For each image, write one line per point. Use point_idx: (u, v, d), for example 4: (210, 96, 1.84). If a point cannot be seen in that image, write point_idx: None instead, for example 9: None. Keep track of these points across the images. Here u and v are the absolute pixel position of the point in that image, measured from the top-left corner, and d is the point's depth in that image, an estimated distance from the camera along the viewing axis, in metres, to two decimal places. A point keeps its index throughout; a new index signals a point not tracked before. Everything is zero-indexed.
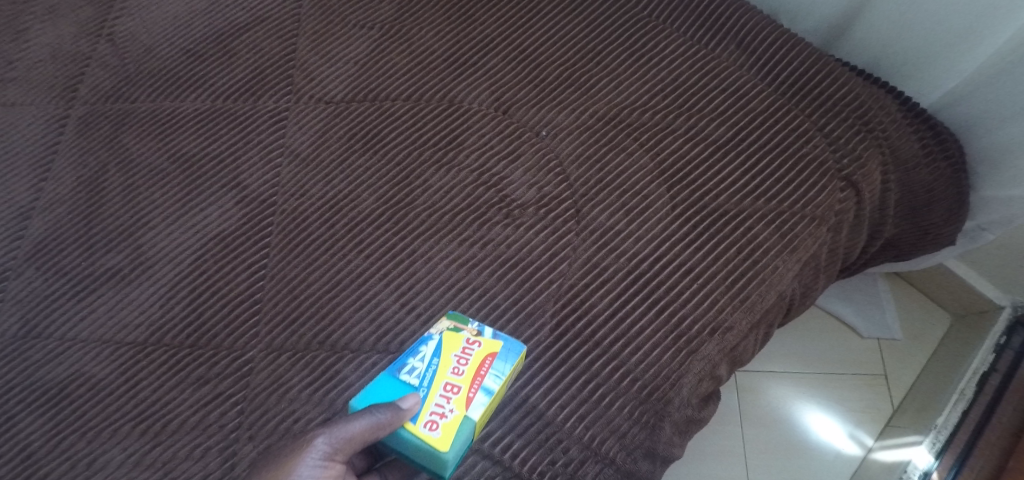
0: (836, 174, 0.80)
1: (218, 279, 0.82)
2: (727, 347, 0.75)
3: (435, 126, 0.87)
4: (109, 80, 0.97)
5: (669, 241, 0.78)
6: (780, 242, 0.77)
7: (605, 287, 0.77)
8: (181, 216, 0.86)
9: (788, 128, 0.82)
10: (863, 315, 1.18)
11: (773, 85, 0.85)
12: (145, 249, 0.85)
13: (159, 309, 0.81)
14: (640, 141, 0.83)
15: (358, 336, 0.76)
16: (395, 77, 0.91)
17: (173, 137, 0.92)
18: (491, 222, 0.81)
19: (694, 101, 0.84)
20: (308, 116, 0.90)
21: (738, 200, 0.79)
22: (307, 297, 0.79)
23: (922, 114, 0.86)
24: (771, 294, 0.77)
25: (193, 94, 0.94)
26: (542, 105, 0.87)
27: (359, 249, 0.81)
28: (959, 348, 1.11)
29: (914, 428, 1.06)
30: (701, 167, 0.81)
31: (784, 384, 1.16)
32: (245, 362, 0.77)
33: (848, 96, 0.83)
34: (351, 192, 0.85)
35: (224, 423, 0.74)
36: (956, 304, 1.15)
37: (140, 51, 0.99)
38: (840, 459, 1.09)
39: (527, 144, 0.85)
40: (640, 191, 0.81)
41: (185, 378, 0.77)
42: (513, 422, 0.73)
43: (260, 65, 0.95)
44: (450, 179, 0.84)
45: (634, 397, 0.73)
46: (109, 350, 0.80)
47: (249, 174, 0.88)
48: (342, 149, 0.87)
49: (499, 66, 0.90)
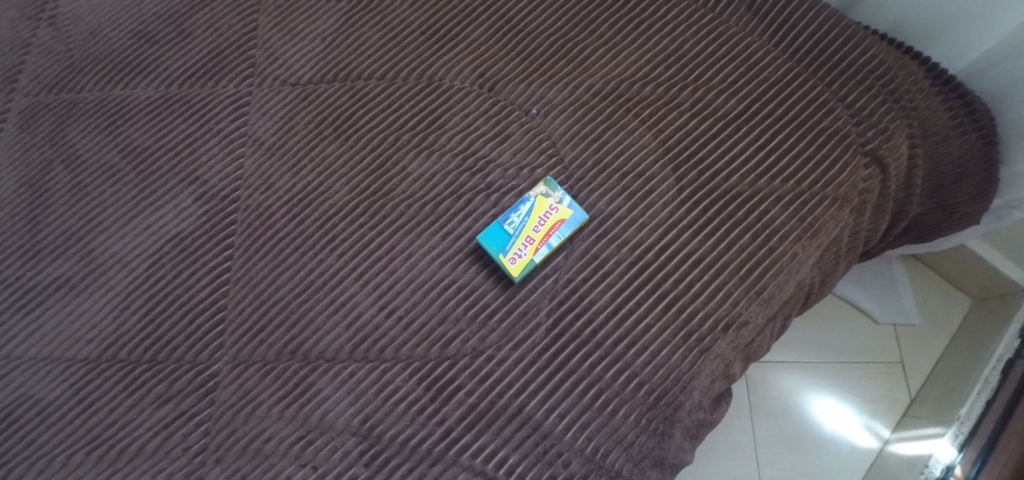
0: (859, 149, 0.72)
1: (177, 285, 0.74)
2: (741, 344, 0.68)
3: (413, 107, 0.79)
4: (53, 69, 0.88)
5: (676, 228, 0.70)
6: (799, 226, 0.70)
7: (605, 280, 0.69)
8: (135, 216, 0.78)
9: (803, 99, 0.74)
10: (878, 300, 1.09)
11: (789, 51, 0.77)
12: (96, 255, 0.77)
13: (112, 321, 0.73)
14: (641, 118, 0.75)
15: (333, 343, 0.69)
16: (369, 54, 0.82)
17: (124, 129, 0.83)
18: (477, 211, 0.73)
19: (700, 72, 0.76)
20: (272, 101, 0.82)
21: (752, 180, 0.72)
22: (276, 302, 0.72)
23: (951, 81, 0.78)
24: (789, 284, 0.69)
25: (145, 81, 0.86)
26: (531, 80, 0.78)
27: (332, 247, 0.73)
28: (981, 333, 1.03)
29: (936, 419, 0.97)
30: (709, 144, 0.73)
31: (795, 374, 1.08)
32: (210, 376, 0.70)
33: (872, 63, 0.75)
34: (322, 183, 0.76)
35: (188, 446, 0.67)
36: (976, 286, 1.07)
37: (86, 35, 0.90)
38: (856, 453, 1.02)
39: (515, 124, 0.76)
40: (643, 173, 0.73)
41: (143, 396, 0.69)
42: (508, 434, 0.65)
43: (219, 45, 0.86)
44: (431, 166, 0.76)
45: (640, 402, 0.66)
46: (60, 369, 0.72)
47: (208, 167, 0.79)
48: (311, 136, 0.79)
49: (482, 38, 0.82)
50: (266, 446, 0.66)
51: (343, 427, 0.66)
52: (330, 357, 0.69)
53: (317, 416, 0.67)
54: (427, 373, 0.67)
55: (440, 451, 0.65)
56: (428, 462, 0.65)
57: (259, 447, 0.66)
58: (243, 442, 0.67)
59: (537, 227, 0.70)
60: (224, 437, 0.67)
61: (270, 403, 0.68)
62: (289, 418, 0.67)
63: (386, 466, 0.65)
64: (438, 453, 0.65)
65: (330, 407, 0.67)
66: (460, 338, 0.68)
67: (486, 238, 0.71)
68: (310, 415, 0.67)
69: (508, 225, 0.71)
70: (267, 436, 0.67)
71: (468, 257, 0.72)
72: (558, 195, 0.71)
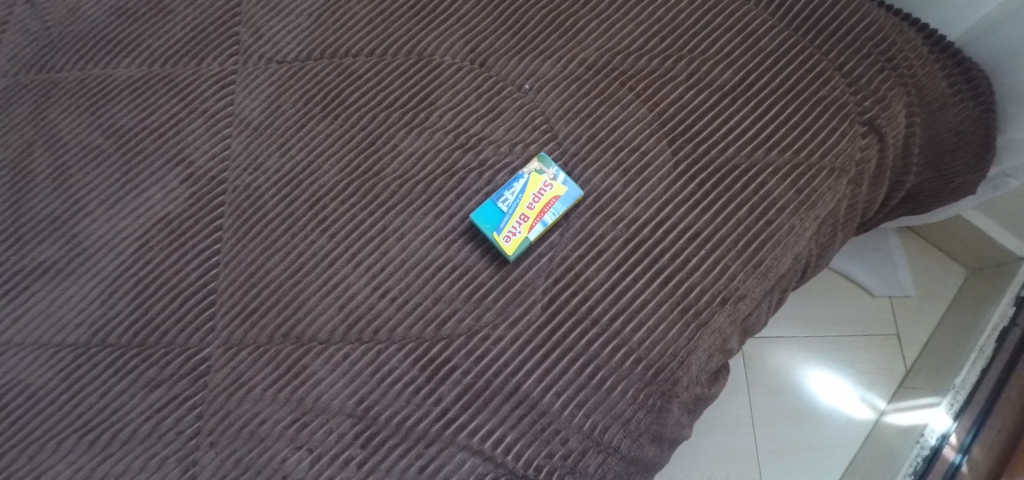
0: (857, 118, 0.72)
1: (165, 269, 0.72)
2: (739, 318, 0.68)
3: (404, 84, 0.77)
4: (30, 48, 0.86)
5: (672, 203, 0.70)
6: (796, 198, 0.70)
7: (601, 258, 0.69)
8: (120, 199, 0.76)
9: (801, 70, 0.73)
10: (873, 273, 1.09)
11: (786, 20, 0.75)
12: (81, 239, 0.75)
13: (100, 305, 0.72)
14: (636, 92, 0.74)
15: (327, 325, 0.69)
16: (357, 29, 0.80)
17: (106, 109, 0.81)
18: (471, 189, 0.72)
19: (695, 44, 0.75)
20: (258, 79, 0.80)
21: (749, 152, 0.71)
22: (267, 285, 0.71)
23: (949, 48, 0.77)
24: (787, 257, 0.69)
25: (126, 60, 0.83)
26: (523, 55, 0.77)
27: (323, 228, 0.72)
28: (975, 303, 1.03)
29: (931, 389, 0.98)
30: (705, 116, 0.72)
31: (792, 349, 1.08)
32: (202, 360, 0.69)
33: (871, 30, 0.74)
34: (312, 163, 0.75)
35: (181, 430, 0.66)
36: (971, 257, 1.07)
37: (63, 13, 0.87)
38: (852, 424, 1.03)
39: (508, 100, 0.75)
40: (638, 147, 0.72)
41: (134, 381, 0.68)
42: (504, 413, 0.65)
43: (201, 22, 0.84)
44: (423, 143, 0.74)
45: (638, 378, 0.66)
46: (48, 355, 0.71)
47: (194, 148, 0.78)
48: (299, 114, 0.77)
49: (473, 11, 0.80)
50: (261, 429, 0.66)
51: (338, 409, 0.66)
52: (324, 339, 0.68)
53: (311, 398, 0.66)
54: (422, 354, 0.67)
55: (436, 431, 0.64)
56: (425, 442, 0.64)
57: (253, 430, 0.66)
58: (236, 425, 0.66)
59: (531, 204, 0.69)
60: (218, 420, 0.66)
61: (263, 386, 0.67)
62: (283, 400, 0.66)
63: (382, 446, 0.64)
64: (434, 433, 0.64)
65: (325, 388, 0.66)
66: (455, 318, 0.68)
67: (480, 215, 0.70)
68: (304, 397, 0.66)
69: (501, 203, 0.70)
70: (261, 418, 0.66)
71: (462, 236, 0.71)
72: (552, 171, 0.70)
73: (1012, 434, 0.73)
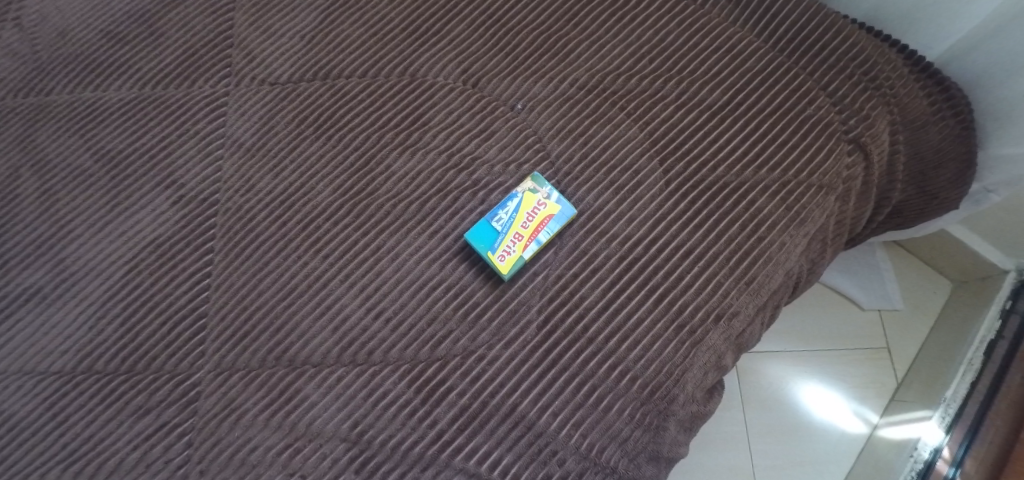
0: (842, 137, 0.73)
1: (154, 293, 0.71)
2: (732, 335, 0.68)
3: (397, 105, 0.77)
4: (18, 71, 0.85)
5: (665, 221, 0.70)
6: (786, 215, 0.70)
7: (595, 276, 0.69)
8: (109, 222, 0.75)
9: (789, 89, 0.75)
10: (863, 287, 1.10)
11: (771, 41, 0.77)
12: (68, 264, 0.74)
13: (87, 331, 0.70)
14: (627, 111, 0.75)
15: (320, 348, 0.68)
16: (349, 51, 0.81)
17: (95, 133, 0.80)
18: (464, 209, 0.72)
19: (683, 64, 0.76)
20: (250, 100, 0.80)
21: (739, 171, 0.72)
22: (258, 308, 0.70)
23: (929, 69, 0.79)
24: (778, 274, 0.70)
25: (115, 82, 0.83)
26: (515, 76, 0.77)
27: (316, 249, 0.72)
28: (961, 315, 1.04)
29: (923, 402, 0.99)
30: (696, 135, 0.73)
31: (785, 364, 1.09)
32: (192, 386, 0.67)
33: (852, 50, 0.76)
34: (304, 184, 0.75)
35: (170, 459, 0.65)
36: (957, 270, 1.08)
37: (53, 36, 0.87)
38: (846, 439, 1.03)
39: (500, 120, 0.75)
40: (630, 166, 0.72)
41: (122, 409, 0.67)
42: (501, 434, 0.64)
43: (193, 45, 0.84)
44: (416, 164, 0.74)
45: (634, 397, 0.65)
46: (32, 383, 0.69)
47: (185, 170, 0.77)
48: (292, 136, 0.77)
49: (465, 34, 0.81)
50: (252, 456, 0.64)
51: (332, 433, 0.65)
52: (316, 363, 0.67)
53: (304, 423, 0.65)
54: (416, 376, 0.66)
55: (432, 455, 0.64)
56: (420, 466, 0.63)
57: (244, 457, 0.64)
58: (227, 452, 0.65)
59: (525, 223, 0.69)
60: (208, 448, 0.65)
61: (255, 411, 0.66)
62: (275, 426, 0.65)
63: (377, 471, 0.63)
64: (430, 457, 0.64)
65: (318, 412, 0.65)
66: (450, 339, 0.67)
67: (474, 235, 0.70)
68: (297, 421, 0.65)
69: (496, 222, 0.70)
70: (252, 445, 0.65)
71: (456, 255, 0.70)
72: (545, 190, 0.71)
73: (1000, 454, 0.75)
